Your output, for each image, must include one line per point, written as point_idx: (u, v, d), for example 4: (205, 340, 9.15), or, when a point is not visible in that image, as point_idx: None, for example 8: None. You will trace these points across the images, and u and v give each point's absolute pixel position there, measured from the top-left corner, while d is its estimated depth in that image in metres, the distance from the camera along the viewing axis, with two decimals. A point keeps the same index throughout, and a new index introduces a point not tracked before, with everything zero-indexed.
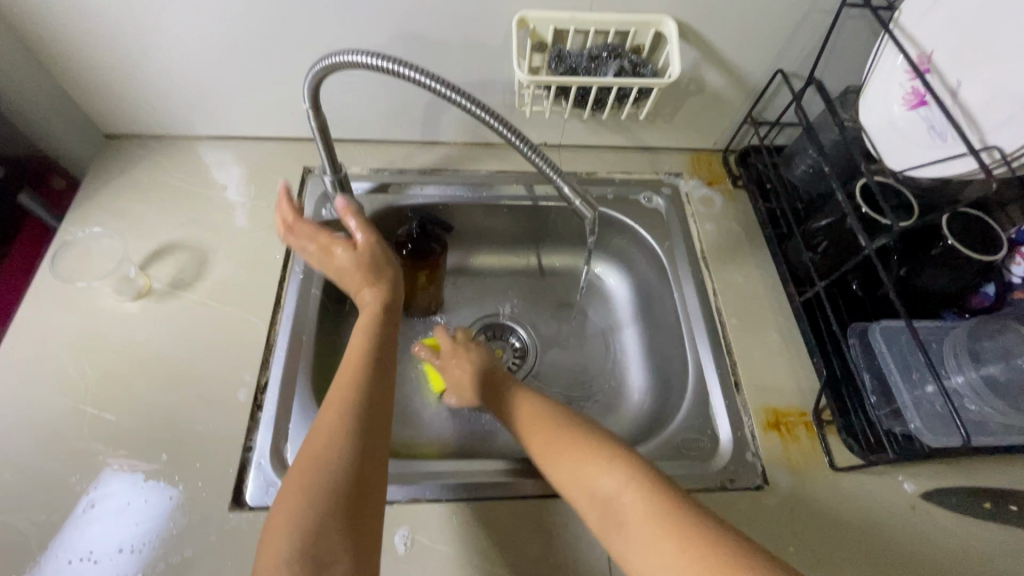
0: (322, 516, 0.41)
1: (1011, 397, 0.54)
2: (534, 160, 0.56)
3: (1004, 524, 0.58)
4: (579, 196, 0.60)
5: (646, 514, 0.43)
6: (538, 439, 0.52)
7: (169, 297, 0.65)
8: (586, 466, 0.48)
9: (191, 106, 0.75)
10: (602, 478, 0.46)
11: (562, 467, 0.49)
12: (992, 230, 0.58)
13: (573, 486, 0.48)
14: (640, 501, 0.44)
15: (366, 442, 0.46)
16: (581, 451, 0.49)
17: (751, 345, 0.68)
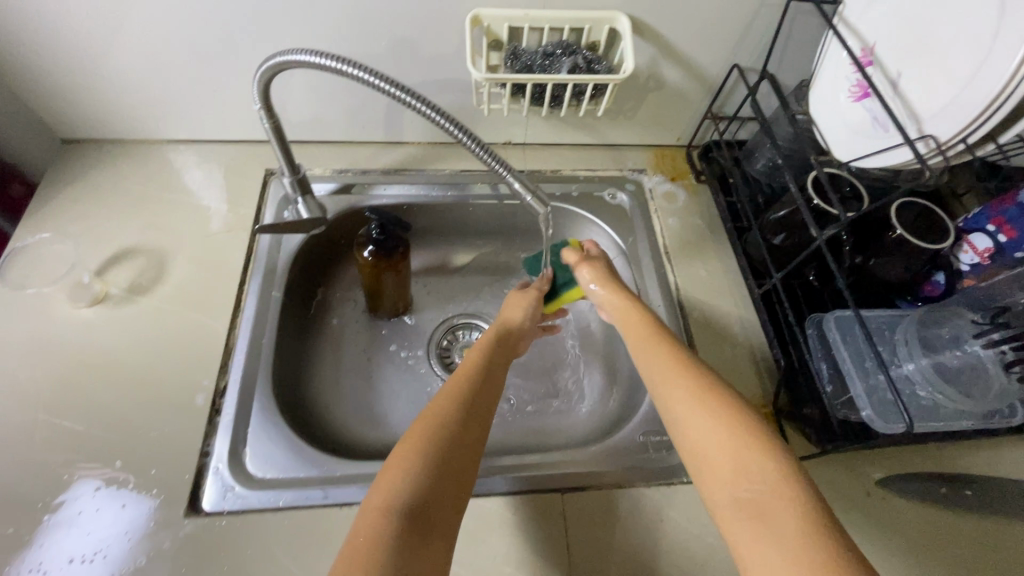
0: (432, 469, 0.47)
1: (959, 383, 0.56)
2: (479, 154, 0.54)
3: (958, 508, 0.59)
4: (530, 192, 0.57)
5: (780, 518, 0.40)
6: (679, 397, 0.51)
7: (126, 302, 0.64)
8: (724, 448, 0.46)
9: (148, 109, 0.74)
10: (753, 469, 0.44)
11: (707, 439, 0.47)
12: (939, 219, 0.59)
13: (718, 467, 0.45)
14: (778, 504, 0.41)
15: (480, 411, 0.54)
16: (730, 432, 0.46)
17: (713, 338, 0.69)
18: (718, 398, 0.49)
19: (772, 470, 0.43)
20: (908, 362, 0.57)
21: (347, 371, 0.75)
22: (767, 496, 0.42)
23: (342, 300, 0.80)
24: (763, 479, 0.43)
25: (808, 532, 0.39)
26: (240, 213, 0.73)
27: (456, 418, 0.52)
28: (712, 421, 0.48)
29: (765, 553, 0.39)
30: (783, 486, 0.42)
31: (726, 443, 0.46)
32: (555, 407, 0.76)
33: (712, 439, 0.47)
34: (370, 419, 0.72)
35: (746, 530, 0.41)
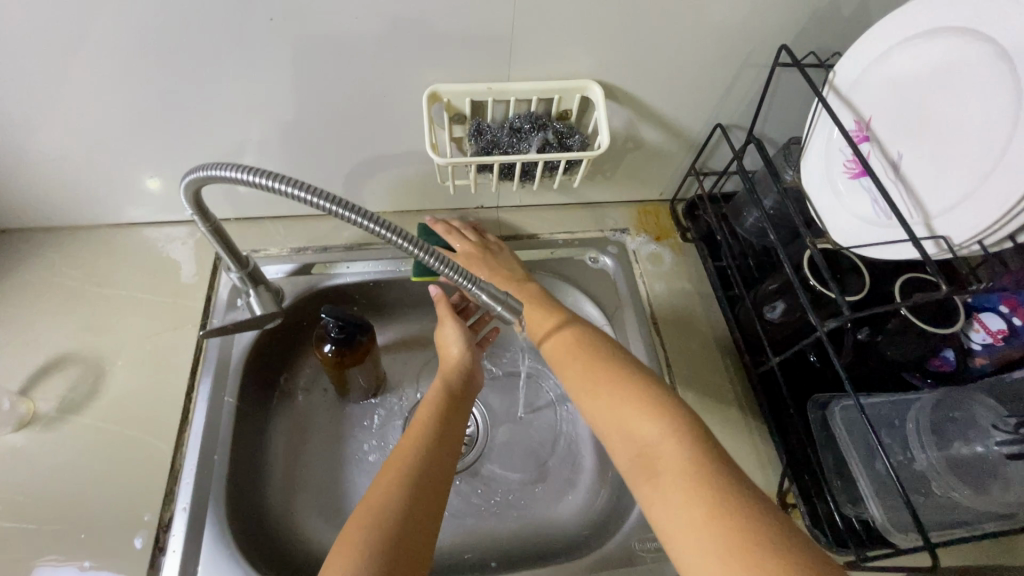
0: (376, 556, 0.44)
1: (977, 480, 0.51)
2: (442, 272, 0.46)
3: None
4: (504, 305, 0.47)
5: (668, 469, 0.46)
6: (574, 374, 0.56)
7: (57, 424, 0.58)
8: (625, 417, 0.51)
9: (79, 196, 0.67)
10: (641, 428, 0.49)
11: (602, 412, 0.53)
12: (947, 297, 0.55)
13: (618, 439, 0.51)
14: (666, 454, 0.47)
15: (425, 480, 0.51)
16: (621, 401, 0.52)
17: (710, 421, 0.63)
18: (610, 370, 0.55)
19: (655, 425, 0.49)
20: (920, 456, 0.53)
21: (313, 470, 0.69)
22: (664, 450, 0.47)
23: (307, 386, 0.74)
24: (650, 436, 0.48)
25: (694, 475, 0.44)
26: (187, 306, 0.67)
27: (399, 494, 0.49)
28: (604, 394, 0.53)
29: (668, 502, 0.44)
30: (670, 439, 0.48)
31: (616, 409, 0.52)
32: (542, 496, 0.70)
33: (607, 411, 0.52)
34: (341, 523, 0.66)
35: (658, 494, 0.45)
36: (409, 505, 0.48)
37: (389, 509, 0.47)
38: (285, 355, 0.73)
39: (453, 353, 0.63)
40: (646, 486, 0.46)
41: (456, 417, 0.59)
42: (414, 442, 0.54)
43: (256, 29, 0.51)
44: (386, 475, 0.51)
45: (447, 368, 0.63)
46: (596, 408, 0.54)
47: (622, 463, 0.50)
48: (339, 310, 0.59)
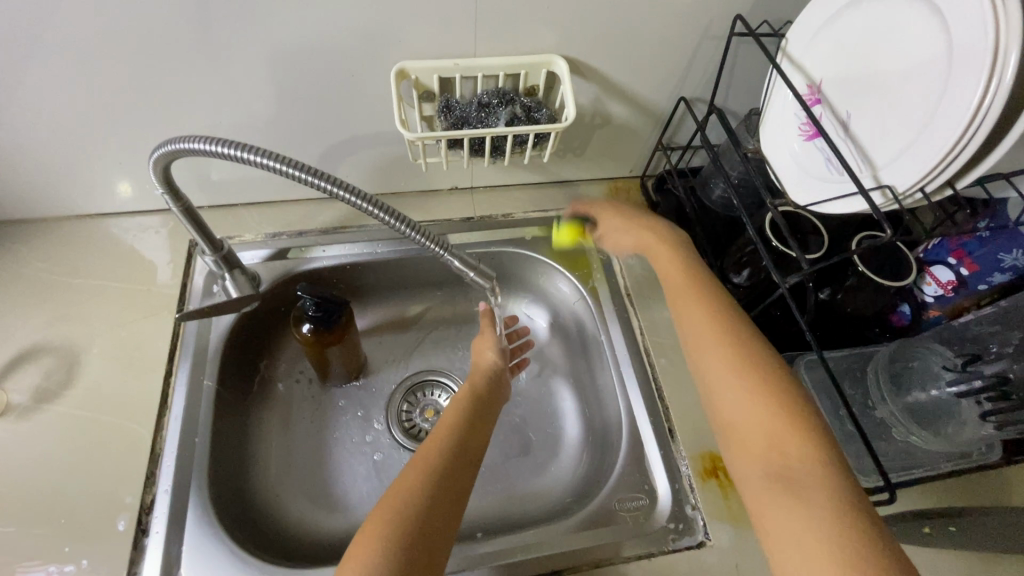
0: (400, 538, 0.45)
1: (935, 426, 0.53)
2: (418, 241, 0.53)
3: (946, 548, 0.57)
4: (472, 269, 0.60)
5: (780, 434, 0.46)
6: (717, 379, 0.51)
7: (31, 414, 0.57)
8: (742, 385, 0.50)
9: (46, 187, 0.66)
10: (755, 391, 0.49)
11: (712, 362, 0.52)
12: (900, 253, 0.57)
13: (756, 460, 0.47)
14: (778, 423, 0.47)
15: (453, 472, 0.52)
16: (739, 364, 0.50)
17: (683, 386, 0.66)
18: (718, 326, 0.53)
19: (774, 391, 0.48)
20: (881, 405, 0.55)
21: (298, 453, 0.70)
22: (755, 429, 0.47)
23: (288, 370, 0.75)
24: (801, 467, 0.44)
25: (847, 526, 0.40)
26: (162, 293, 0.66)
27: (426, 482, 0.50)
28: (721, 348, 0.52)
29: (760, 476, 0.46)
30: (783, 410, 0.47)
31: (740, 371, 0.50)
32: (525, 468, 0.71)
33: (719, 362, 0.52)
34: (327, 503, 0.67)
35: (783, 514, 0.43)
36: (434, 496, 0.49)
37: (415, 498, 0.48)
38: (264, 341, 0.73)
39: (487, 360, 0.68)
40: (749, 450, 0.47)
41: (483, 417, 0.61)
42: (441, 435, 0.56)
43: (219, 8, 0.51)
44: (413, 468, 0.52)
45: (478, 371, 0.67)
46: (707, 367, 0.52)
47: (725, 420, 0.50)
48: (315, 288, 0.59)
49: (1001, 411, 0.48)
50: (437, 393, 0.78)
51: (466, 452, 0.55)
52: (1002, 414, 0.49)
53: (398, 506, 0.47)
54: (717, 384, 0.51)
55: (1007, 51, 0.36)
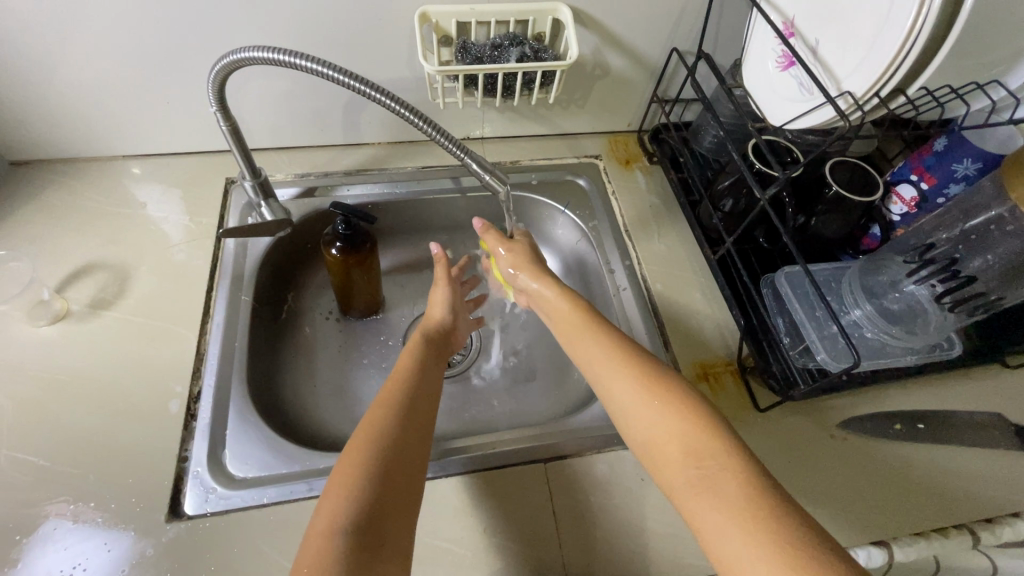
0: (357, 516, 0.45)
1: (904, 323, 0.60)
2: (442, 143, 0.57)
3: (912, 442, 0.64)
4: (488, 171, 0.61)
5: (726, 487, 0.43)
6: (621, 386, 0.54)
7: (90, 318, 0.63)
8: (677, 439, 0.48)
9: (99, 127, 0.73)
10: (695, 447, 0.47)
11: (663, 434, 0.49)
12: (870, 175, 0.64)
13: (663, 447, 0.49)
14: (720, 468, 0.44)
15: (398, 440, 0.52)
16: (689, 429, 0.48)
17: (680, 307, 0.72)
18: (655, 393, 0.52)
19: (715, 441, 0.46)
20: (854, 308, 0.61)
21: (323, 374, 0.76)
22: (661, 417, 0.50)
23: (312, 304, 0.81)
24: (711, 454, 0.46)
25: (754, 500, 0.41)
26: (203, 222, 0.73)
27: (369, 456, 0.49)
28: (658, 414, 0.50)
29: (723, 532, 0.41)
30: (725, 456, 0.45)
31: (654, 406, 0.51)
32: (532, 389, 0.77)
33: (666, 431, 0.49)
34: (351, 416, 0.73)
35: (697, 494, 0.44)
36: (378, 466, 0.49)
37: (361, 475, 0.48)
38: (293, 274, 0.80)
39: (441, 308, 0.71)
40: (699, 496, 0.44)
41: (428, 374, 0.61)
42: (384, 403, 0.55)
43: None
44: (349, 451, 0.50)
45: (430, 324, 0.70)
46: (652, 424, 0.51)
47: (673, 482, 0.47)
48: (356, 210, 0.67)
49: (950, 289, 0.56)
50: None
51: (411, 412, 0.55)
52: (954, 293, 0.57)
53: (345, 499, 0.46)
54: (638, 415, 0.52)
55: None
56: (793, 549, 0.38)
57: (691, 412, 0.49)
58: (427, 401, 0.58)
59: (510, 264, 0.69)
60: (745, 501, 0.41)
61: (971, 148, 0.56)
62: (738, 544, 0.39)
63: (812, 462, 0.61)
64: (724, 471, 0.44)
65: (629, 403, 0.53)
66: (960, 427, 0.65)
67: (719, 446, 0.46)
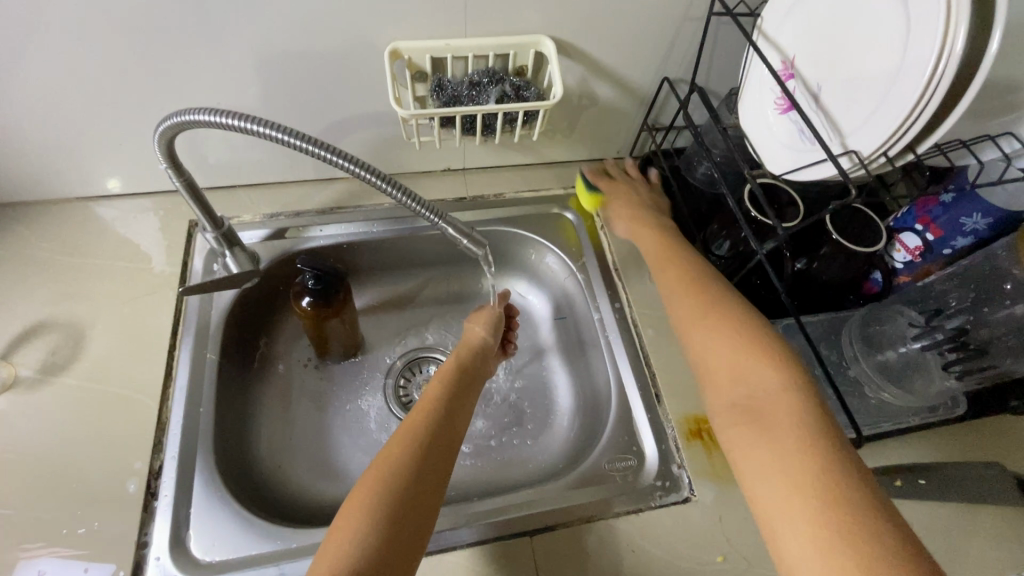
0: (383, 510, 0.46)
1: (905, 381, 0.57)
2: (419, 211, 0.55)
3: (914, 499, 0.61)
4: (466, 236, 0.60)
5: (779, 430, 0.44)
6: (692, 318, 0.56)
7: (40, 385, 0.59)
8: (735, 368, 0.50)
9: (46, 170, 0.67)
10: (756, 381, 0.48)
11: (721, 366, 0.51)
12: (872, 221, 0.60)
13: (726, 380, 0.51)
14: (776, 407, 0.46)
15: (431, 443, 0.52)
16: (755, 363, 0.49)
17: (671, 354, 0.68)
18: (724, 325, 0.53)
19: (774, 379, 0.48)
20: (852, 363, 0.59)
21: (298, 428, 0.72)
22: (723, 353, 0.52)
23: (287, 350, 0.77)
24: (765, 389, 0.47)
25: (807, 446, 0.43)
26: (164, 270, 0.68)
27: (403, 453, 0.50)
28: (723, 343, 0.52)
29: (767, 472, 0.43)
30: (784, 396, 0.47)
31: (720, 344, 0.52)
32: (519, 437, 0.74)
33: (723, 361, 0.51)
34: (327, 473, 0.69)
35: (748, 430, 0.47)
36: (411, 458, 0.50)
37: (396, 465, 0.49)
38: (264, 320, 0.75)
39: (478, 334, 0.68)
40: (749, 433, 0.46)
41: (465, 384, 0.61)
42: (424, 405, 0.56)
43: None
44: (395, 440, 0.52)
45: (468, 343, 0.67)
46: (711, 356, 0.53)
47: (719, 407, 0.50)
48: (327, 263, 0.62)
49: (962, 359, 0.54)
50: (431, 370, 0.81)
51: (444, 419, 0.55)
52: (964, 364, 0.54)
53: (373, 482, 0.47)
54: (699, 347, 0.54)
55: (955, 19, 0.39)
56: (837, 499, 0.39)
57: (761, 346, 0.50)
58: (455, 402, 0.58)
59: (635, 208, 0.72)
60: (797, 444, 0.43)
61: (981, 203, 0.52)
62: (782, 491, 0.42)
63: None
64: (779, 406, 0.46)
65: (696, 334, 0.55)
66: (967, 483, 0.62)
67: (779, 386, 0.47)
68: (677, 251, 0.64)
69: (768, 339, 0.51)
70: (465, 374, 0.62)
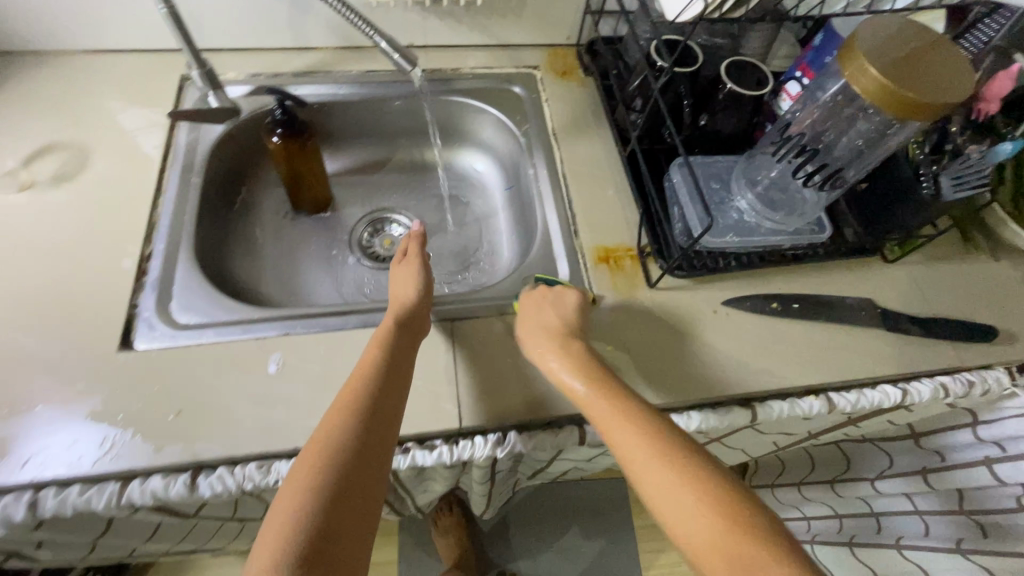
0: None
1: (777, 206, 0.68)
2: (352, 20, 0.65)
3: (785, 318, 0.72)
4: (397, 51, 0.67)
5: None
6: (654, 469, 0.49)
7: (53, 189, 0.71)
8: (715, 537, 0.45)
9: (59, 21, 0.78)
10: (755, 563, 0.42)
11: (705, 538, 0.45)
12: (761, 72, 0.69)
13: (707, 554, 0.45)
14: None
15: (350, 513, 0.48)
16: (737, 533, 0.44)
17: (591, 201, 0.79)
18: (698, 485, 0.48)
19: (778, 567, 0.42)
20: (737, 196, 0.69)
21: (273, 259, 0.84)
22: (698, 519, 0.46)
23: (266, 199, 0.88)
24: (764, 568, 0.42)
25: None
26: (159, 112, 0.79)
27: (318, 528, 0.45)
28: (705, 509, 0.46)
29: None
30: None
31: (693, 506, 0.46)
32: (464, 279, 0.86)
33: (711, 542, 0.45)
34: (296, 294, 0.81)
35: None
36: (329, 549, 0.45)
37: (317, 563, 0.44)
38: (247, 170, 0.87)
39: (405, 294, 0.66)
40: None
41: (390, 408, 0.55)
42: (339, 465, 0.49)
43: None
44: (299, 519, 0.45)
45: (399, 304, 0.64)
46: (682, 521, 0.46)
47: None
48: (293, 96, 0.72)
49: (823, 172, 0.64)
50: (392, 226, 0.93)
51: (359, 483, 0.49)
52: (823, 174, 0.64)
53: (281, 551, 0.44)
54: (668, 505, 0.48)
55: None
56: None
57: (744, 513, 0.45)
58: (380, 456, 0.52)
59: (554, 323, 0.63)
60: None
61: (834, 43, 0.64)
62: None
63: (688, 332, 0.70)
64: None
65: (661, 486, 0.48)
66: (831, 307, 0.73)
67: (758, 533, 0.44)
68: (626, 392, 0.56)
69: (753, 512, 0.46)
70: (388, 372, 0.57)
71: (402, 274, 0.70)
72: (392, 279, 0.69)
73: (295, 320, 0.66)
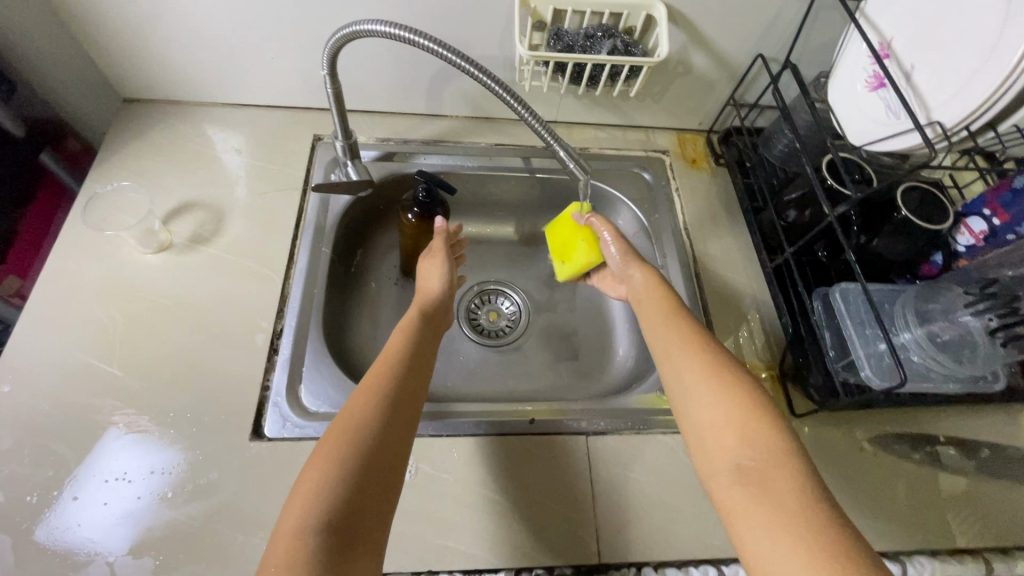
0: (342, 478, 0.45)
1: (952, 350, 0.61)
2: (534, 126, 0.61)
3: (936, 465, 0.67)
4: (573, 158, 0.64)
5: (783, 490, 0.44)
6: (690, 375, 0.54)
7: (189, 251, 0.70)
8: (730, 423, 0.49)
9: (205, 77, 0.78)
10: (761, 442, 0.47)
11: (724, 426, 0.50)
12: (940, 203, 0.65)
13: (720, 444, 0.49)
14: (777, 468, 0.46)
15: (393, 424, 0.50)
16: (752, 422, 0.49)
17: (727, 309, 0.75)
18: (725, 385, 0.52)
19: (778, 444, 0.47)
20: (904, 331, 0.62)
21: (384, 328, 0.82)
22: (720, 411, 0.51)
23: (379, 263, 0.86)
24: (766, 449, 0.47)
25: (812, 518, 0.42)
26: (291, 174, 0.78)
27: (367, 428, 0.49)
28: (727, 402, 0.51)
29: (774, 533, 0.42)
30: (787, 465, 0.46)
31: (721, 402, 0.51)
32: (576, 368, 0.83)
33: (731, 429, 0.49)
34: None
35: (748, 494, 0.45)
36: (375, 445, 0.48)
37: (361, 445, 0.47)
38: (365, 233, 0.85)
39: (434, 282, 0.68)
40: (753, 500, 0.44)
41: (428, 345, 0.61)
42: (376, 379, 0.53)
43: None
44: (337, 424, 0.49)
45: (424, 294, 0.68)
46: (707, 413, 0.51)
47: (726, 472, 0.48)
48: (440, 181, 0.71)
49: (1007, 324, 0.59)
50: (500, 299, 0.90)
51: (400, 397, 0.53)
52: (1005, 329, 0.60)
53: (333, 467, 0.45)
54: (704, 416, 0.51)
55: None
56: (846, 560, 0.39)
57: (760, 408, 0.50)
58: (413, 378, 0.55)
59: (615, 247, 0.68)
60: (800, 508, 0.43)
61: None
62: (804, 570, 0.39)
63: (834, 471, 0.65)
64: (777, 461, 0.46)
65: (694, 392, 0.53)
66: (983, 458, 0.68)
67: (801, 496, 0.43)
68: (673, 303, 0.62)
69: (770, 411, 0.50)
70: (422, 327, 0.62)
71: (429, 268, 0.70)
72: (421, 270, 0.71)
73: (426, 419, 0.64)
